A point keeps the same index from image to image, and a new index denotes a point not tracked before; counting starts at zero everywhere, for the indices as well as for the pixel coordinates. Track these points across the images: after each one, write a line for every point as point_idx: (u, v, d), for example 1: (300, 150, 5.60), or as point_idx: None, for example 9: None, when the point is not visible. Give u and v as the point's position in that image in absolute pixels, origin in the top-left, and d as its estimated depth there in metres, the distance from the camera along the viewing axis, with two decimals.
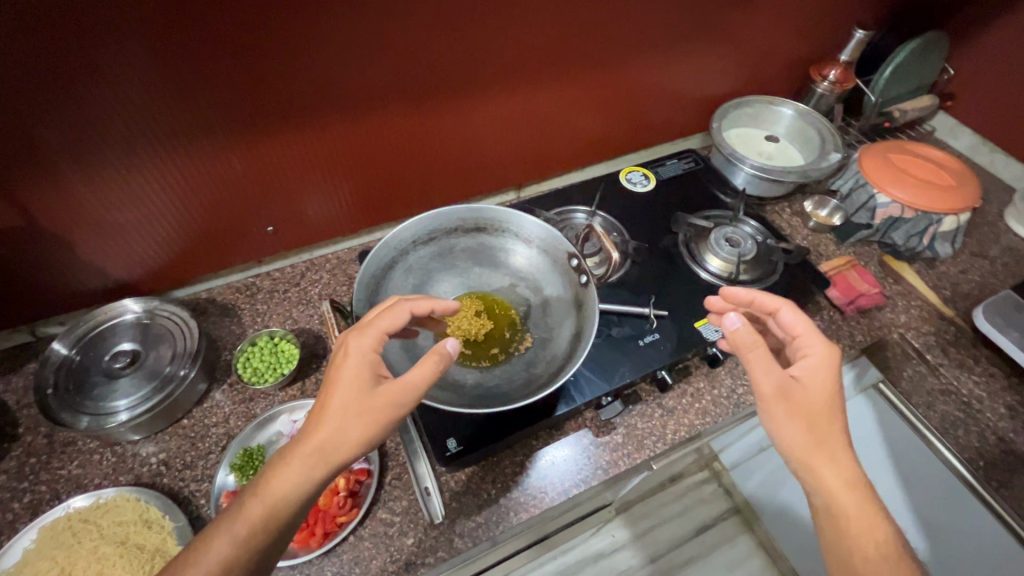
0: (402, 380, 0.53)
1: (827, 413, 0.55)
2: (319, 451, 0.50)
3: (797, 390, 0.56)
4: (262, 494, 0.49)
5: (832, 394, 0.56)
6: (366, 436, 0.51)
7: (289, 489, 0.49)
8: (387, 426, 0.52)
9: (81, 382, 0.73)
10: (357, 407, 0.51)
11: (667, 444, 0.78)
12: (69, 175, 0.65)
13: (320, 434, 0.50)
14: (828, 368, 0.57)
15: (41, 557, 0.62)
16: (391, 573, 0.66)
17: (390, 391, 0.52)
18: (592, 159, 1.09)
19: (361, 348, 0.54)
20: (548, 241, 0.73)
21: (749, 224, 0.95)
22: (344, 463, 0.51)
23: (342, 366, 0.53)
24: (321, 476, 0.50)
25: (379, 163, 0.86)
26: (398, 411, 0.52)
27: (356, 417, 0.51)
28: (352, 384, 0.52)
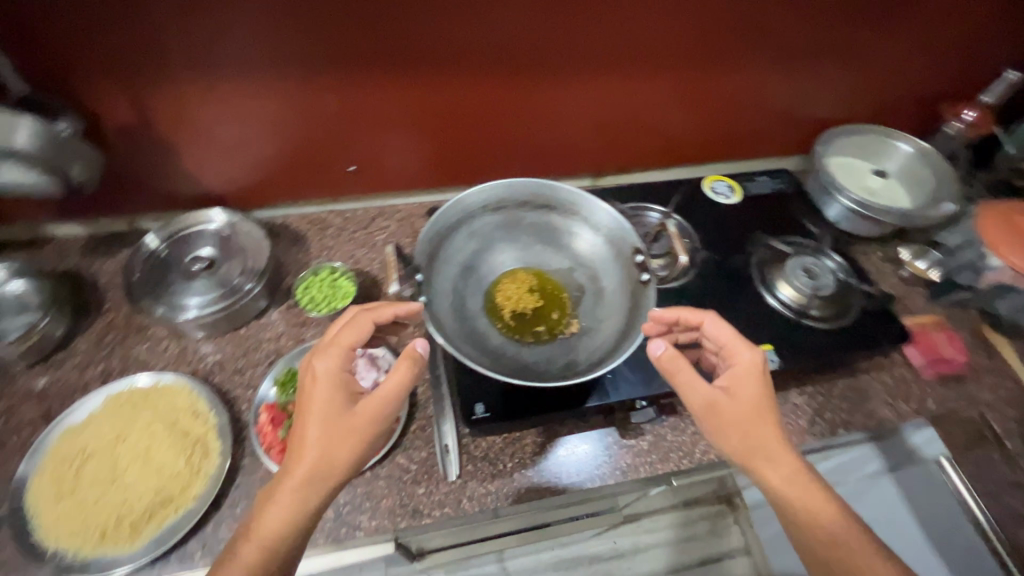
0: (382, 392, 0.57)
1: (759, 417, 0.57)
2: (310, 477, 0.54)
3: (726, 403, 0.58)
4: (258, 533, 0.52)
5: (761, 398, 0.58)
6: (356, 451, 0.56)
7: (286, 516, 0.53)
8: (373, 436, 0.57)
9: (163, 275, 0.80)
10: (338, 428, 0.56)
11: (693, 462, 0.76)
12: (186, 84, 0.70)
13: (307, 460, 0.54)
14: (752, 372, 0.59)
15: (103, 420, 0.69)
16: (398, 516, 0.68)
17: (371, 405, 0.57)
18: (679, 161, 1.04)
19: (330, 370, 0.58)
20: (616, 232, 0.71)
21: (832, 259, 0.87)
22: (339, 480, 0.56)
23: (315, 393, 0.57)
24: (318, 498, 0.54)
25: (465, 126, 0.87)
26: (382, 420, 0.58)
27: (341, 437, 0.55)
28: (330, 408, 0.56)
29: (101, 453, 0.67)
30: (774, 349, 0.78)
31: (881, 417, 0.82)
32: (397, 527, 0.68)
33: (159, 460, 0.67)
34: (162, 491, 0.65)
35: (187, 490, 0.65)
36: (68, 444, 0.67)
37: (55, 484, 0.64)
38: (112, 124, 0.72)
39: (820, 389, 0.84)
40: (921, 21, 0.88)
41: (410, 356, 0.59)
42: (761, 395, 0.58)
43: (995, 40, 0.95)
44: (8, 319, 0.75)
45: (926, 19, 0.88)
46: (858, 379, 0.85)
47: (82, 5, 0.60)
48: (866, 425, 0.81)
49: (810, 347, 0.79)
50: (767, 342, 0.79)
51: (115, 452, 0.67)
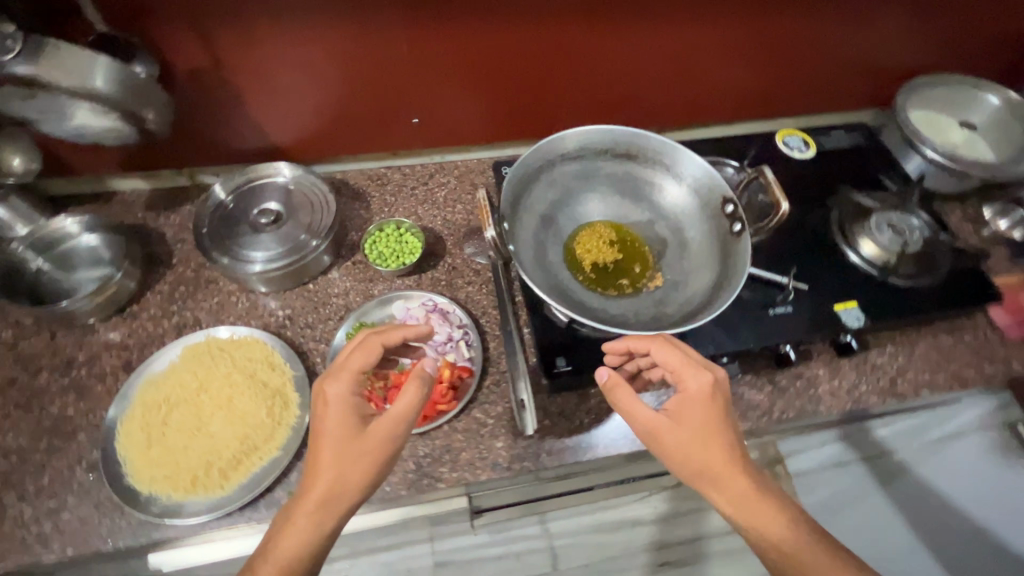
0: (392, 413, 0.56)
1: (707, 441, 0.54)
2: (321, 502, 0.53)
3: (671, 430, 0.55)
4: (275, 554, 0.52)
5: (712, 421, 0.55)
6: (368, 474, 0.54)
7: (304, 535, 0.52)
8: (386, 457, 0.55)
9: (231, 228, 0.79)
10: (348, 452, 0.55)
11: (772, 420, 0.75)
12: (258, 23, 0.68)
13: (321, 482, 0.54)
14: (700, 393, 0.56)
15: (184, 369, 0.70)
16: (478, 468, 0.68)
17: (381, 425, 0.55)
18: (747, 116, 1.00)
19: (340, 394, 0.57)
20: (703, 181, 0.68)
21: (919, 216, 0.82)
22: (353, 502, 0.54)
23: (326, 418, 0.56)
24: (335, 517, 0.53)
25: (531, 71, 0.84)
26: (394, 443, 0.56)
27: (353, 459, 0.54)
28: (341, 430, 0.55)
29: (186, 401, 0.68)
30: (860, 307, 0.75)
31: (964, 378, 0.80)
32: (478, 479, 0.68)
33: (242, 410, 0.67)
34: (248, 439, 0.66)
35: (271, 439, 0.66)
36: (153, 393, 0.68)
37: (145, 430, 0.65)
38: (183, 68, 0.70)
39: (901, 350, 0.81)
40: None
41: (419, 377, 0.57)
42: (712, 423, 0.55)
43: None
44: (82, 271, 0.77)
45: None
46: (941, 340, 0.82)
47: None
48: (949, 386, 0.79)
49: (896, 306, 0.76)
50: (852, 299, 0.76)
51: (199, 401, 0.68)
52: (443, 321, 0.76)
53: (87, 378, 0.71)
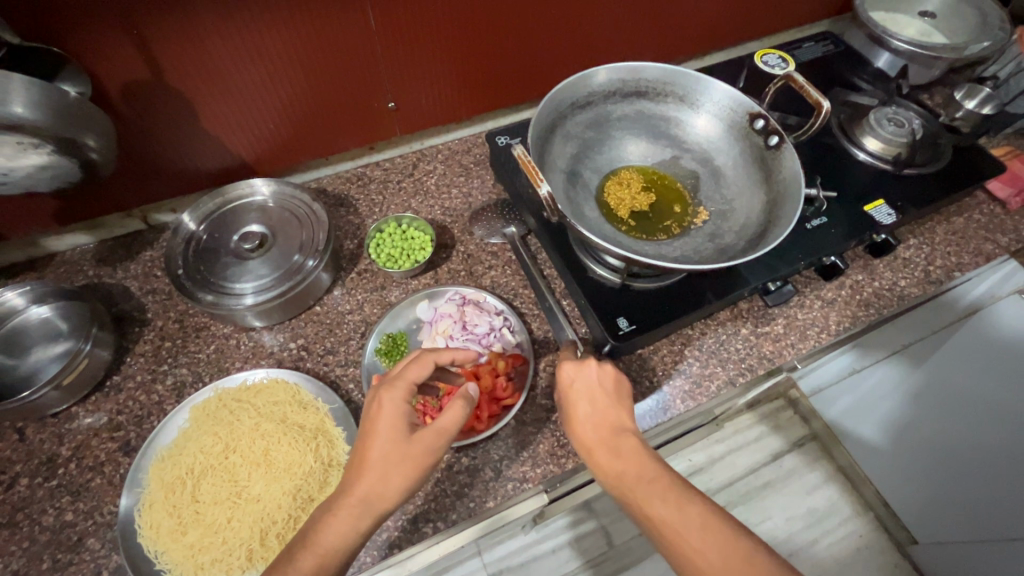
0: (439, 426, 0.49)
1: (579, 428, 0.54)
2: (364, 499, 0.46)
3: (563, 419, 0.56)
4: (315, 543, 0.45)
5: (585, 406, 0.55)
6: (406, 490, 0.47)
7: (337, 543, 0.45)
8: (426, 473, 0.48)
9: (210, 262, 0.68)
10: (397, 452, 0.47)
11: (831, 335, 0.73)
12: (200, 16, 0.57)
13: (362, 484, 0.46)
14: (567, 382, 0.56)
15: (200, 432, 0.59)
16: (561, 457, 0.62)
17: (429, 437, 0.48)
18: (719, 45, 0.99)
19: (396, 398, 0.50)
20: (725, 103, 0.64)
21: (910, 107, 0.84)
22: (386, 516, 0.47)
23: (376, 422, 0.49)
24: (368, 527, 0.46)
25: (506, 31, 0.77)
26: (438, 460, 0.49)
27: (399, 463, 0.47)
28: (392, 433, 0.48)
29: (213, 467, 0.57)
30: (887, 203, 0.75)
31: (987, 253, 0.81)
32: (564, 469, 0.62)
33: (284, 461, 0.58)
34: (301, 492, 0.56)
35: (328, 485, 0.57)
36: (171, 468, 0.57)
37: (173, 514, 0.55)
38: (116, 86, 0.59)
39: (924, 240, 0.82)
40: None
41: (465, 397, 0.51)
42: (595, 398, 0.55)
43: None
44: (36, 352, 0.64)
45: None
46: (955, 222, 0.84)
47: None
48: (977, 264, 0.80)
49: (918, 196, 0.76)
50: (878, 197, 0.76)
51: (228, 463, 0.58)
52: (479, 312, 0.69)
53: (80, 474, 0.59)
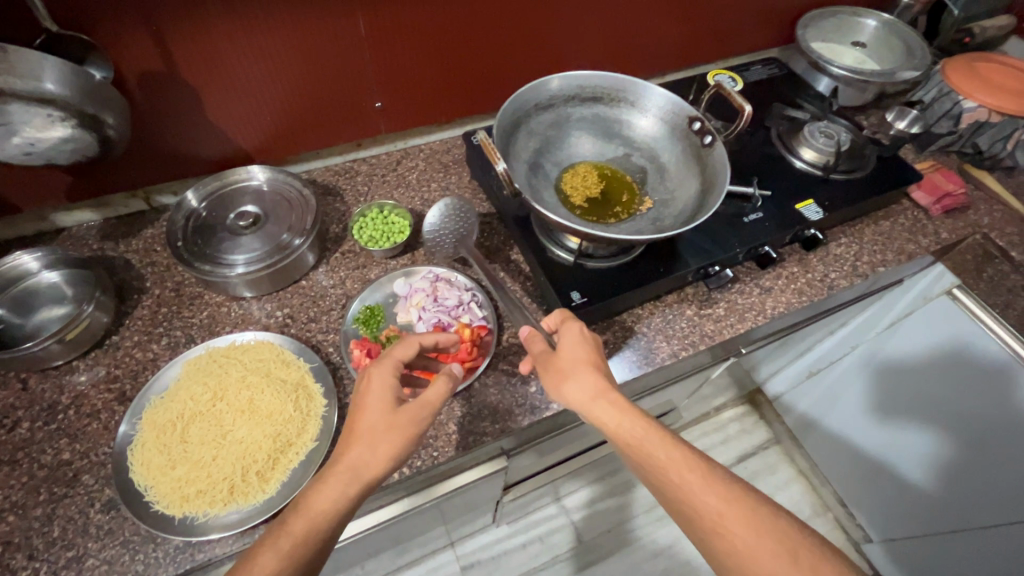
0: (423, 399, 0.55)
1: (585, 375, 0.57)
2: (351, 468, 0.51)
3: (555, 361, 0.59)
4: (306, 507, 0.49)
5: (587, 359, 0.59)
6: (395, 454, 0.52)
7: (330, 506, 0.49)
8: (412, 443, 0.54)
9: (208, 237, 0.75)
10: (385, 422, 0.53)
11: (767, 317, 0.81)
12: (210, 17, 0.66)
13: (353, 452, 0.52)
14: (575, 336, 0.61)
15: (192, 382, 0.65)
16: (518, 415, 0.69)
17: (414, 408, 0.55)
18: (678, 66, 1.10)
19: (385, 373, 0.57)
20: (669, 110, 0.74)
21: (840, 122, 0.95)
22: (375, 483, 0.52)
23: (367, 397, 0.56)
24: (357, 494, 0.51)
25: (483, 43, 0.87)
26: (422, 429, 0.54)
27: (386, 433, 0.53)
28: (381, 405, 0.55)
29: (202, 413, 0.63)
30: (816, 203, 0.85)
31: (909, 252, 0.91)
32: (520, 425, 0.68)
33: (266, 409, 0.64)
34: (280, 436, 0.62)
35: (306, 431, 0.63)
36: (163, 412, 0.63)
37: (163, 452, 0.60)
38: (132, 74, 0.67)
39: (853, 239, 0.91)
40: None
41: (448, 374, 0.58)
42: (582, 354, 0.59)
43: None
44: (43, 312, 0.70)
45: None
46: (882, 225, 0.94)
47: None
48: (901, 261, 0.90)
49: (844, 197, 0.86)
50: (808, 198, 0.85)
51: (216, 410, 0.63)
52: (450, 287, 0.76)
53: (78, 419, 0.65)
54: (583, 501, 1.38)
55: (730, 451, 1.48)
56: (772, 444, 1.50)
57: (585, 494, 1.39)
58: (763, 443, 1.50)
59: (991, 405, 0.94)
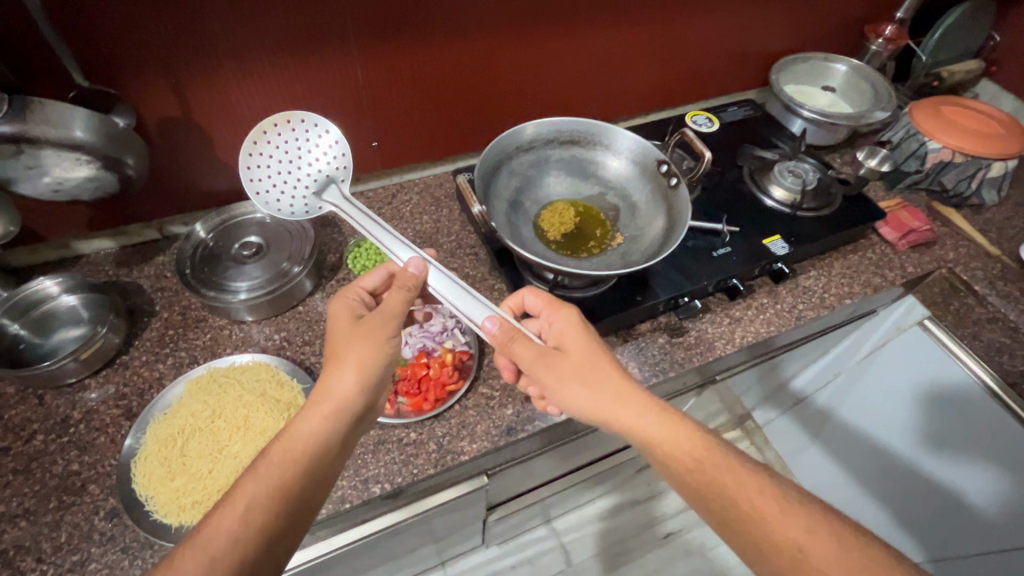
0: (381, 313, 0.61)
1: (603, 371, 0.60)
2: (324, 392, 0.58)
3: (562, 358, 0.60)
4: (285, 434, 0.55)
5: (590, 347, 0.62)
6: (361, 369, 0.58)
7: (308, 428, 0.56)
8: (381, 352, 0.60)
9: (215, 265, 0.82)
10: (349, 338, 0.60)
11: (736, 346, 0.86)
12: (225, 67, 0.74)
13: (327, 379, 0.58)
14: (569, 324, 0.64)
15: (193, 400, 0.71)
16: (494, 436, 0.73)
17: (370, 321, 0.61)
18: (660, 106, 1.17)
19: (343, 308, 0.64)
20: (639, 152, 0.80)
21: (808, 161, 1.01)
22: (352, 400, 0.58)
23: (334, 322, 0.63)
24: (331, 412, 0.57)
25: (473, 88, 0.94)
26: (386, 337, 0.61)
27: (350, 347, 0.59)
28: (346, 326, 0.62)
29: (201, 428, 0.68)
30: (783, 238, 0.90)
31: (875, 285, 0.96)
32: (496, 446, 0.73)
33: (260, 426, 0.69)
34: None
35: None
36: (166, 427, 0.68)
37: (164, 464, 0.65)
38: (152, 119, 0.75)
39: (822, 272, 0.96)
40: None
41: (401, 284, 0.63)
42: (577, 342, 0.62)
43: None
44: (61, 332, 0.76)
45: None
46: (850, 259, 0.99)
47: None
48: (867, 294, 0.94)
49: (809, 233, 0.92)
50: (775, 233, 0.91)
51: (214, 425, 0.69)
52: (436, 314, 0.82)
53: (88, 433, 0.70)
54: (573, 523, 1.40)
55: None
56: None
57: (575, 516, 1.41)
58: None
59: (984, 429, 0.97)
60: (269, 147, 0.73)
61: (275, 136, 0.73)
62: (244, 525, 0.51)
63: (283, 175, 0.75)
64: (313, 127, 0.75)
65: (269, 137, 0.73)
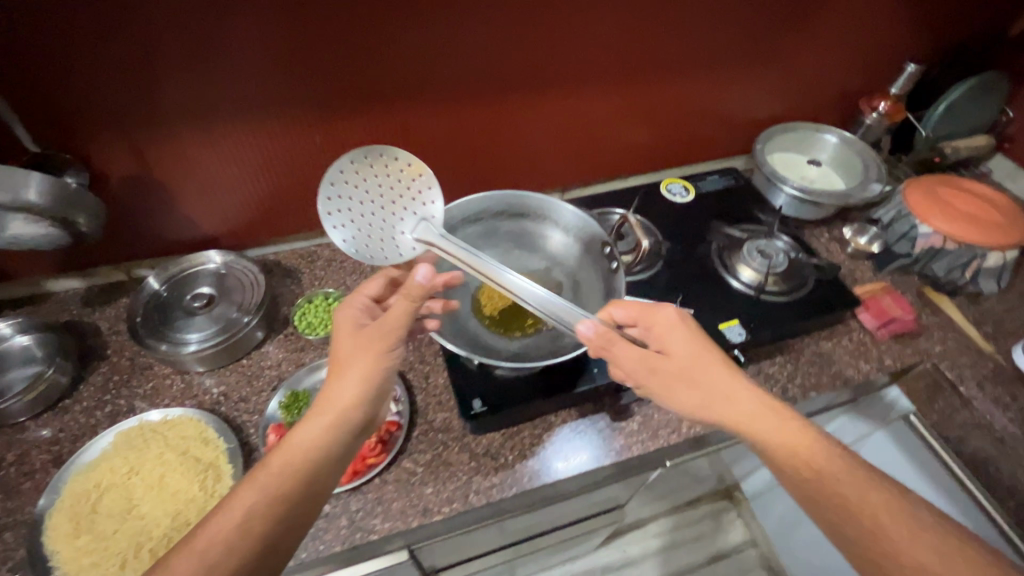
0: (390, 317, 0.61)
1: (723, 375, 0.61)
2: (328, 398, 0.58)
3: (668, 361, 0.62)
4: (286, 445, 0.56)
5: (699, 351, 0.62)
6: (364, 376, 0.59)
7: (307, 439, 0.56)
8: (386, 357, 0.60)
9: (165, 316, 0.84)
10: (357, 344, 0.60)
11: (681, 436, 0.81)
12: (186, 131, 0.77)
13: (329, 389, 0.59)
14: (668, 324, 0.64)
15: (115, 455, 0.72)
16: (409, 515, 0.71)
17: (379, 326, 0.61)
18: (638, 170, 1.16)
19: (349, 313, 0.65)
20: (585, 230, 0.80)
21: (782, 240, 0.97)
22: (352, 406, 0.58)
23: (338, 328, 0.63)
24: (332, 421, 0.57)
25: (436, 150, 0.95)
26: (393, 346, 0.61)
27: (358, 355, 0.60)
28: (353, 332, 0.62)
29: (117, 485, 0.69)
30: (740, 324, 0.86)
31: (847, 377, 0.89)
32: (409, 526, 0.71)
33: (173, 487, 0.69)
34: (179, 515, 0.67)
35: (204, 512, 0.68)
36: (83, 481, 0.69)
37: (73, 520, 0.66)
38: (114, 175, 0.79)
39: (789, 358, 0.91)
40: (821, 33, 1.02)
41: None
42: (684, 341, 0.63)
43: (889, 47, 1.09)
44: (12, 372, 0.79)
45: (823, 33, 1.02)
46: (822, 346, 0.93)
47: (92, 67, 0.67)
48: (835, 386, 0.88)
49: (773, 318, 0.87)
50: (733, 318, 0.86)
51: (130, 483, 0.70)
52: None
53: (15, 477, 0.72)
54: None
55: (702, 551, 1.48)
56: (750, 546, 1.50)
57: None
58: (740, 545, 1.50)
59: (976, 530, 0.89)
60: (353, 188, 0.72)
61: (356, 176, 0.72)
62: (237, 539, 0.50)
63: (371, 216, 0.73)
64: (391, 161, 0.73)
65: (350, 178, 0.72)
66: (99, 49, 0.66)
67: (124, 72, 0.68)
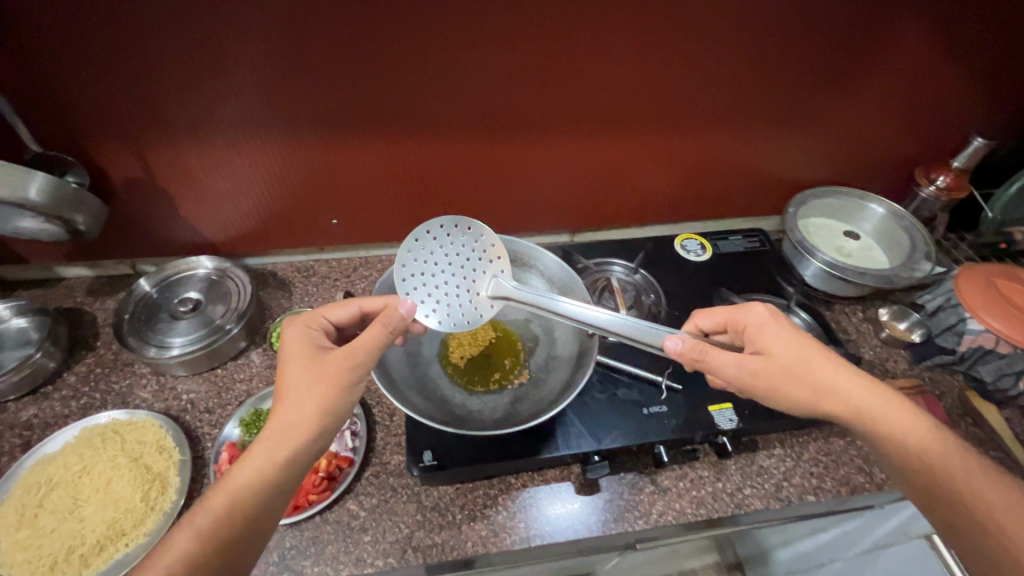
0: (350, 348, 0.57)
1: (830, 371, 0.57)
2: (278, 430, 0.53)
3: (771, 368, 0.57)
4: (227, 481, 0.51)
5: (802, 351, 0.58)
6: (319, 408, 0.54)
7: (252, 476, 0.51)
8: (342, 391, 0.56)
9: (151, 317, 0.86)
10: (311, 375, 0.56)
11: (649, 524, 0.73)
12: (187, 143, 0.79)
13: (283, 416, 0.54)
14: (760, 326, 0.60)
15: (73, 451, 0.73)
16: (340, 562, 0.68)
17: (338, 358, 0.56)
18: (655, 220, 1.09)
19: (301, 341, 0.59)
20: (568, 284, 0.77)
21: (799, 316, 0.89)
22: (302, 442, 0.54)
23: (287, 354, 0.58)
24: (281, 458, 0.53)
25: (438, 182, 0.93)
26: (350, 379, 0.56)
27: (311, 387, 0.55)
28: (306, 360, 0.57)
29: (67, 482, 0.70)
30: (733, 408, 0.77)
31: (855, 485, 0.79)
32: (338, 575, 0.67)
33: (117, 493, 0.69)
34: (115, 524, 0.67)
35: (140, 524, 0.67)
36: (37, 473, 0.71)
37: (18, 512, 0.67)
38: (119, 177, 0.81)
39: (791, 452, 0.81)
40: (871, 97, 0.92)
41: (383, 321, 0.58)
42: (786, 341, 0.59)
43: (955, 117, 0.97)
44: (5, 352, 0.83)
45: (874, 97, 0.92)
46: (832, 443, 0.82)
47: (98, 79, 0.69)
48: (839, 493, 0.78)
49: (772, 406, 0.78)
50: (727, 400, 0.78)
51: (80, 482, 0.70)
52: None
53: None
54: None
55: None
56: None
57: None
58: None
59: None
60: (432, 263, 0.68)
61: (429, 251, 0.68)
62: None
63: (449, 285, 0.68)
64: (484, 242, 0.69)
65: (425, 253, 0.68)
66: (106, 63, 0.68)
67: (129, 84, 0.71)
